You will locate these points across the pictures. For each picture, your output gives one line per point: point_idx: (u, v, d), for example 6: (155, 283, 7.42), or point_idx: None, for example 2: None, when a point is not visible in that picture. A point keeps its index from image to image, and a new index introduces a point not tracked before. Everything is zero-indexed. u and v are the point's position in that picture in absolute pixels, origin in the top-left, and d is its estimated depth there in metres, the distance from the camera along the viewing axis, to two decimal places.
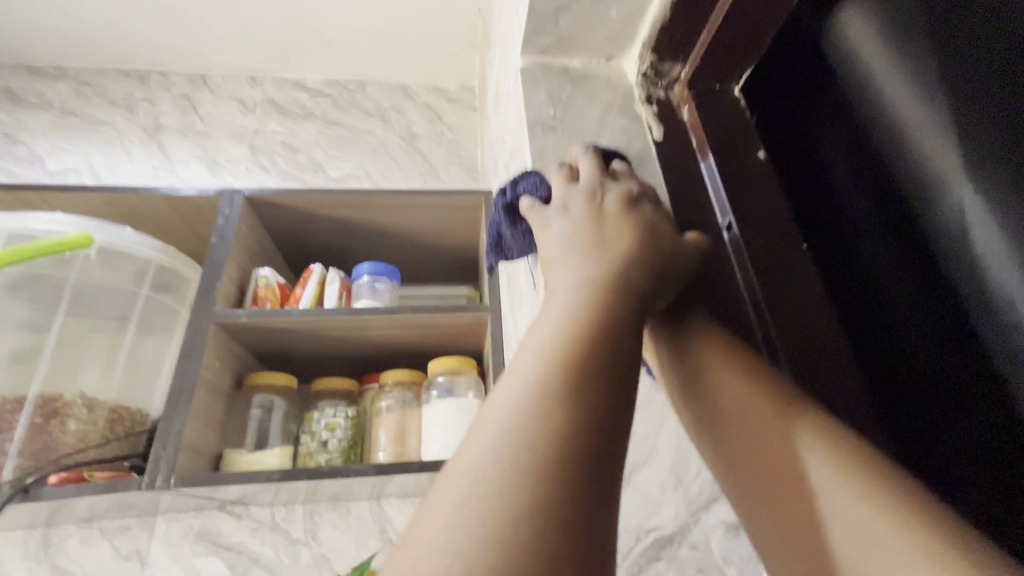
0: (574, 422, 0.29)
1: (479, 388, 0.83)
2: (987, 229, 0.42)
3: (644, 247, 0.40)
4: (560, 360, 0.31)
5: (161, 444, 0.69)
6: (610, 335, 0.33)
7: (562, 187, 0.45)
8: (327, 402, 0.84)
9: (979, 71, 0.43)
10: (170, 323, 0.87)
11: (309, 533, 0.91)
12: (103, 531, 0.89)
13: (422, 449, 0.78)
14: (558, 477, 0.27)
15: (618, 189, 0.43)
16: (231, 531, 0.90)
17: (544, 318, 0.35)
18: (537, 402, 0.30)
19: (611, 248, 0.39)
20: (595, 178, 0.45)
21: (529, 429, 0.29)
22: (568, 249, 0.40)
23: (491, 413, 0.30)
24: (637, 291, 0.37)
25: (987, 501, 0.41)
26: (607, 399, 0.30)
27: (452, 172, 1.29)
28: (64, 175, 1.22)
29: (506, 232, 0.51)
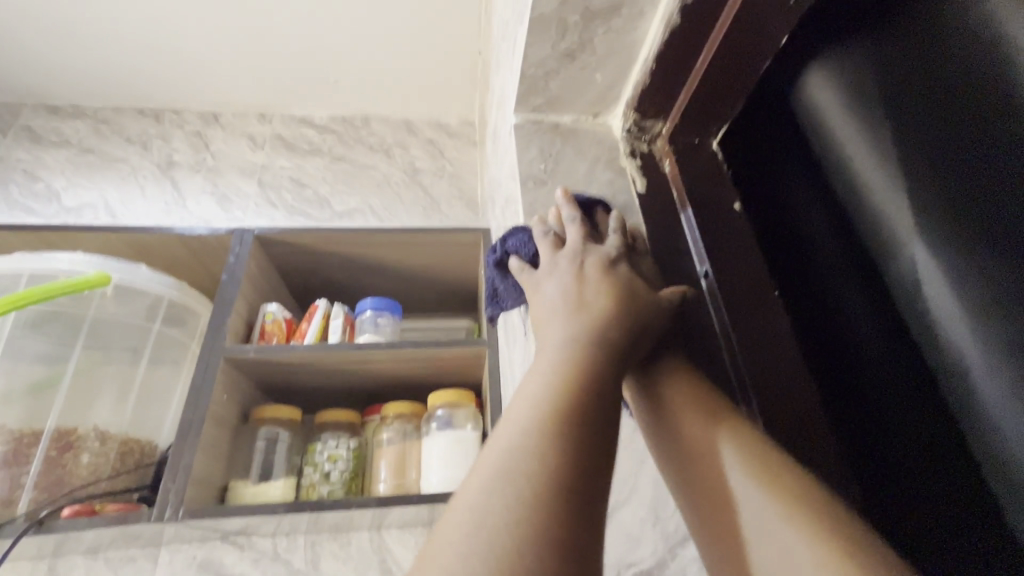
0: (567, 461, 0.32)
1: (478, 420, 0.86)
2: (937, 285, 0.47)
3: (623, 303, 0.44)
4: (551, 404, 0.35)
5: (170, 476, 0.72)
6: (595, 382, 0.37)
7: (548, 250, 0.50)
8: (330, 434, 0.87)
9: (925, 142, 0.48)
10: (180, 358, 0.90)
11: (310, 563, 0.92)
12: (109, 562, 0.91)
13: (421, 481, 0.81)
14: (553, 506, 0.30)
15: (596, 252, 0.48)
16: (233, 561, 0.92)
17: (535, 369, 0.39)
18: (532, 442, 0.33)
19: (591, 308, 0.43)
20: (579, 239, 0.50)
21: (527, 465, 0.32)
22: (552, 310, 0.44)
23: (492, 453, 0.34)
24: (617, 343, 0.41)
25: (944, 530, 0.46)
26: (594, 438, 0.34)
27: (453, 206, 1.34)
28: (80, 209, 1.27)
29: (499, 285, 0.56)
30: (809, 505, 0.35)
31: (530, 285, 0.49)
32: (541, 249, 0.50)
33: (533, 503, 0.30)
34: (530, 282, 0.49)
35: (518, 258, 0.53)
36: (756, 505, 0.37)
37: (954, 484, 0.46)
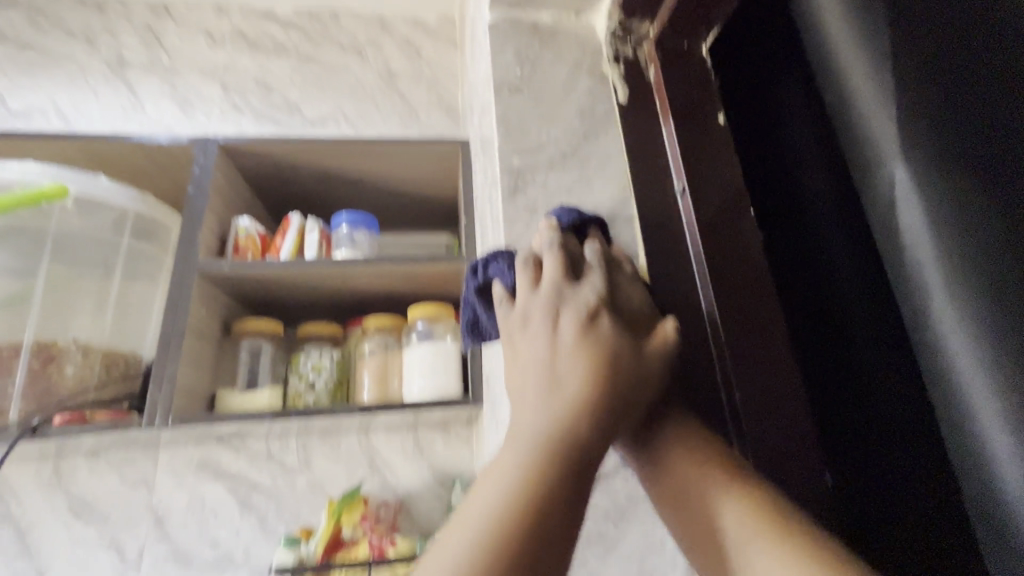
0: (531, 531, 0.34)
1: (457, 333, 0.88)
2: (911, 210, 0.50)
3: (600, 383, 0.40)
4: (528, 471, 0.37)
5: (156, 387, 0.74)
6: (560, 470, 0.37)
7: (525, 296, 0.45)
8: (313, 346, 0.89)
9: (920, 70, 0.49)
10: (154, 272, 0.89)
11: (303, 461, 0.99)
12: (110, 463, 0.96)
13: (403, 390, 0.84)
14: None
15: (575, 305, 0.43)
16: (230, 461, 0.98)
17: (500, 461, 0.38)
18: (503, 510, 0.35)
19: (564, 396, 0.40)
20: (556, 281, 0.44)
21: (492, 532, 0.34)
22: (527, 385, 0.41)
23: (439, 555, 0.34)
24: (588, 435, 0.39)
25: None
26: (558, 511, 0.36)
27: (432, 114, 1.26)
28: (29, 114, 1.18)
29: (482, 317, 0.51)
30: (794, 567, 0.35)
31: (505, 337, 0.45)
32: (516, 292, 0.46)
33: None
34: (504, 330, 0.45)
35: (497, 291, 0.48)
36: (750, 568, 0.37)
37: None
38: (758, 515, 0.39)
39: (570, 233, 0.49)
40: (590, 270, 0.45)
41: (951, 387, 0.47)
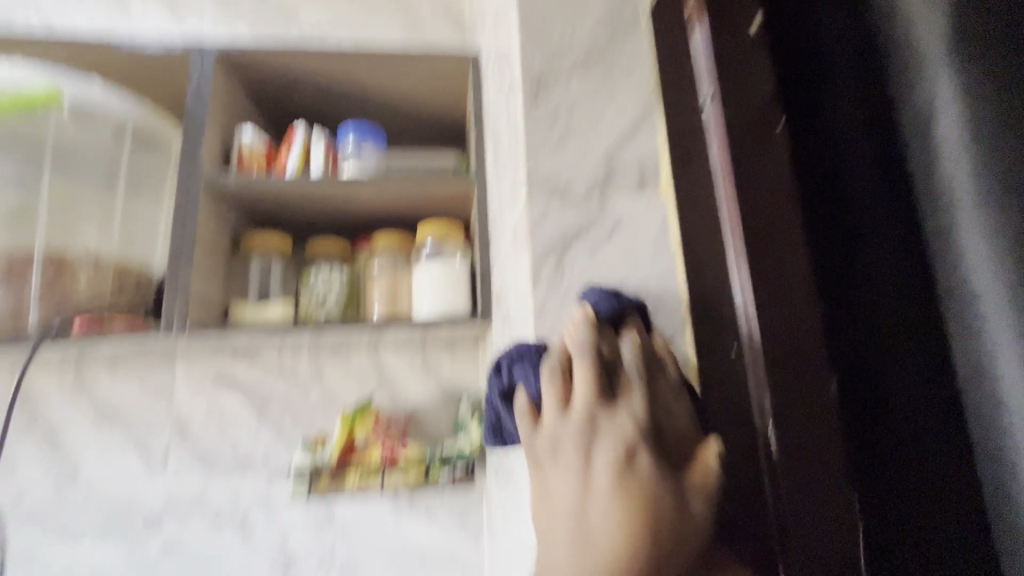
0: None
1: (465, 254, 0.88)
2: (951, 118, 0.39)
3: (637, 537, 0.35)
4: None
5: (171, 295, 0.75)
6: None
7: (553, 415, 0.41)
8: (322, 263, 0.89)
9: None
10: (159, 185, 0.88)
11: (314, 375, 1.02)
12: (129, 371, 0.99)
13: (413, 308, 0.86)
14: None
15: (610, 438, 0.38)
16: (245, 373, 1.02)
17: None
18: None
19: (593, 551, 0.35)
20: (590, 411, 0.40)
21: None
22: (555, 525, 0.37)
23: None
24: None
25: (902, 393, 0.43)
26: None
27: (438, 24, 1.18)
28: (8, 11, 1.10)
29: (505, 419, 0.49)
30: None
31: (531, 461, 0.42)
32: (544, 413, 0.42)
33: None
34: (530, 451, 0.42)
35: (524, 403, 0.44)
36: None
37: (920, 366, 0.43)
38: None
39: (607, 340, 0.44)
40: (627, 397, 0.41)
41: (967, 343, 0.39)
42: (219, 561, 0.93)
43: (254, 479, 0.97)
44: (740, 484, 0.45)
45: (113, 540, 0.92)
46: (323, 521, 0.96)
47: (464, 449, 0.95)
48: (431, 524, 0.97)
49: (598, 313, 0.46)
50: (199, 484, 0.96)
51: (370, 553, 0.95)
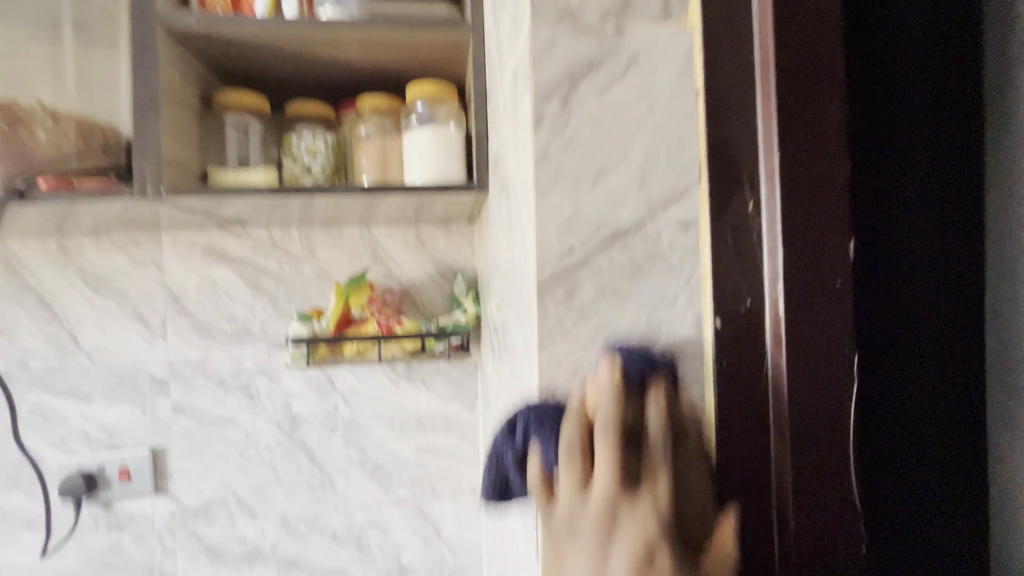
0: None
1: (460, 119, 0.81)
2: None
3: None
4: None
5: (141, 155, 0.69)
6: None
7: (573, 485, 0.38)
8: (303, 126, 0.82)
9: None
10: (111, 32, 0.77)
11: (306, 250, 1.01)
12: (115, 243, 0.97)
13: (404, 175, 0.81)
14: None
15: (631, 528, 0.36)
16: (235, 247, 1.00)
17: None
18: None
19: None
20: (611, 493, 0.37)
21: None
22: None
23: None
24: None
25: (920, 297, 0.44)
26: None
27: None
28: None
29: (516, 487, 0.44)
30: None
31: (547, 533, 0.39)
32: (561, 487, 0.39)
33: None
34: (546, 525, 0.39)
35: (538, 467, 0.41)
36: None
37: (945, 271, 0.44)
38: None
39: (630, 408, 0.40)
40: (650, 475, 0.38)
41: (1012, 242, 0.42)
42: (228, 422, 0.98)
43: (254, 349, 0.99)
44: (740, 350, 0.43)
45: (122, 401, 0.95)
46: (325, 387, 1.00)
47: (459, 321, 0.95)
48: (428, 393, 1.02)
49: (626, 372, 0.41)
50: (200, 351, 0.98)
51: (371, 416, 1.01)
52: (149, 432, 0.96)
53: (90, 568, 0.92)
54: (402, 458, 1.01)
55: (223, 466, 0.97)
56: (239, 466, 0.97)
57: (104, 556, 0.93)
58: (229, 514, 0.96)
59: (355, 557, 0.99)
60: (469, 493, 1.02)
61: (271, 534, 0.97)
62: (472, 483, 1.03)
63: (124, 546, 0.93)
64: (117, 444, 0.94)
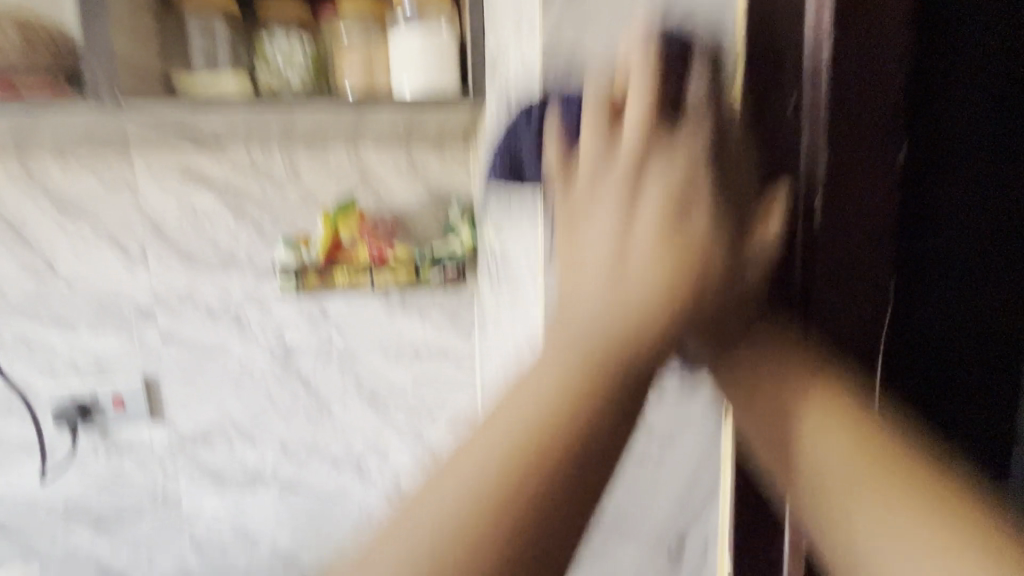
0: (545, 491, 0.24)
1: (453, 20, 0.72)
2: None
3: (677, 284, 0.27)
4: (535, 442, 0.25)
5: (94, 57, 0.62)
6: (584, 415, 0.25)
7: (602, 142, 0.28)
8: (277, 26, 0.73)
9: None
10: None
11: (290, 172, 0.94)
12: (81, 162, 0.89)
13: (393, 84, 0.72)
14: (510, 519, 0.24)
15: (665, 176, 0.27)
16: (212, 168, 0.93)
17: (553, 347, 0.27)
18: (492, 488, 0.24)
19: (628, 290, 0.27)
20: (644, 158, 0.28)
21: (473, 501, 0.24)
22: (590, 256, 0.28)
23: (462, 460, 0.26)
24: (678, 307, 0.27)
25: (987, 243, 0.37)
26: (575, 495, 0.25)
27: None
28: None
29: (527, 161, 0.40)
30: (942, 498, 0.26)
31: (562, 196, 0.30)
32: (583, 142, 0.29)
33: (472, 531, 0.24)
34: (563, 187, 0.30)
35: (557, 146, 0.32)
36: (842, 466, 0.29)
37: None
38: (873, 429, 0.29)
39: (669, 82, 0.29)
40: (694, 139, 0.28)
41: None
42: (220, 351, 0.96)
43: (240, 277, 0.95)
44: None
45: (108, 330, 0.92)
46: (317, 317, 0.97)
47: (456, 251, 0.92)
48: (424, 323, 1.00)
49: (664, 44, 0.29)
50: (184, 280, 0.94)
51: (366, 346, 0.99)
52: (140, 362, 0.94)
53: (93, 491, 0.94)
54: (399, 386, 1.01)
55: (218, 395, 0.96)
56: (234, 394, 0.97)
57: (106, 480, 0.94)
58: (228, 441, 0.97)
59: (355, 480, 1.01)
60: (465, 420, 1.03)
61: (271, 459, 0.98)
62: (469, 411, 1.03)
63: (125, 470, 0.94)
64: (108, 374, 0.93)
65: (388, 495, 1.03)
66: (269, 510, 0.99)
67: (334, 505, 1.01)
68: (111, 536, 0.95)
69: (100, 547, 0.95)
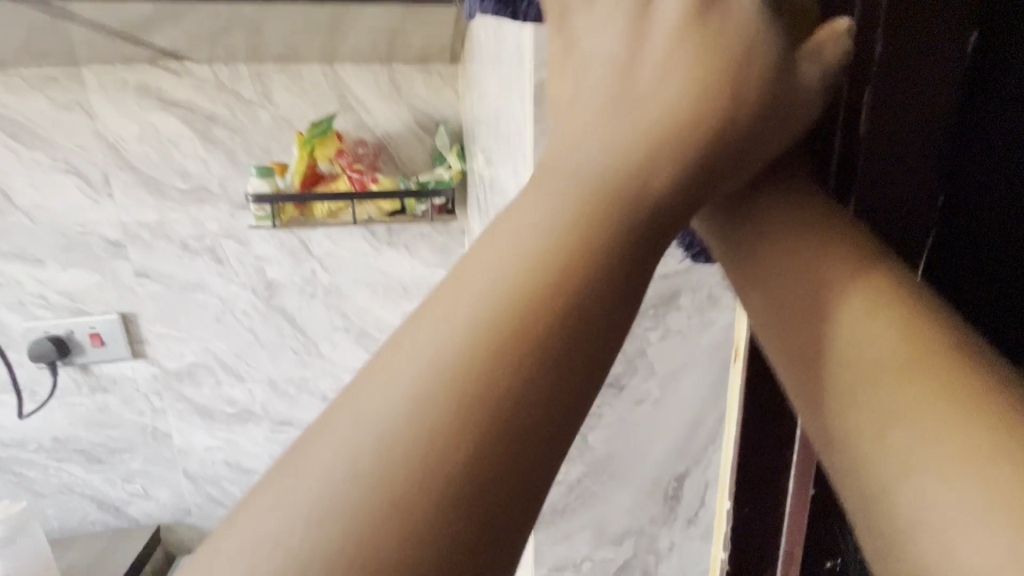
0: (500, 379, 0.19)
1: None
2: None
3: (698, 103, 0.24)
4: (500, 306, 0.20)
5: None
6: (561, 277, 0.20)
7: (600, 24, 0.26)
8: None
9: None
10: None
11: (261, 93, 0.86)
12: (27, 81, 0.81)
13: None
14: (444, 425, 0.18)
15: None
16: (174, 89, 0.84)
17: (534, 197, 0.22)
18: (434, 367, 0.19)
19: (638, 111, 0.24)
20: (645, 21, 0.26)
21: (407, 392, 0.19)
22: (587, 116, 0.25)
23: (406, 343, 0.20)
24: (676, 159, 0.24)
25: None
26: (533, 383, 0.19)
27: None
28: None
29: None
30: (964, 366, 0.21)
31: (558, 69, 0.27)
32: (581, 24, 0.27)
33: (395, 434, 0.18)
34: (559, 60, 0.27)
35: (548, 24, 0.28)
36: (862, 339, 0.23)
37: None
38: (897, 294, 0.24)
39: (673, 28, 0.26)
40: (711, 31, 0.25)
41: None
42: (198, 287, 0.92)
43: (215, 210, 0.89)
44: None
45: (77, 265, 0.88)
46: (300, 252, 0.93)
47: (443, 179, 0.86)
48: (412, 259, 0.96)
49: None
50: (154, 212, 0.88)
51: (353, 282, 0.95)
52: (114, 298, 0.90)
53: (81, 427, 0.93)
54: (388, 323, 0.98)
55: (201, 332, 0.93)
56: (217, 331, 0.94)
57: (93, 417, 0.93)
58: (214, 377, 0.95)
59: None
60: None
61: (260, 396, 0.97)
62: None
63: (111, 406, 0.93)
64: (82, 310, 0.89)
65: None
66: (261, 445, 0.99)
67: None
68: (104, 470, 0.95)
69: (94, 480, 0.95)
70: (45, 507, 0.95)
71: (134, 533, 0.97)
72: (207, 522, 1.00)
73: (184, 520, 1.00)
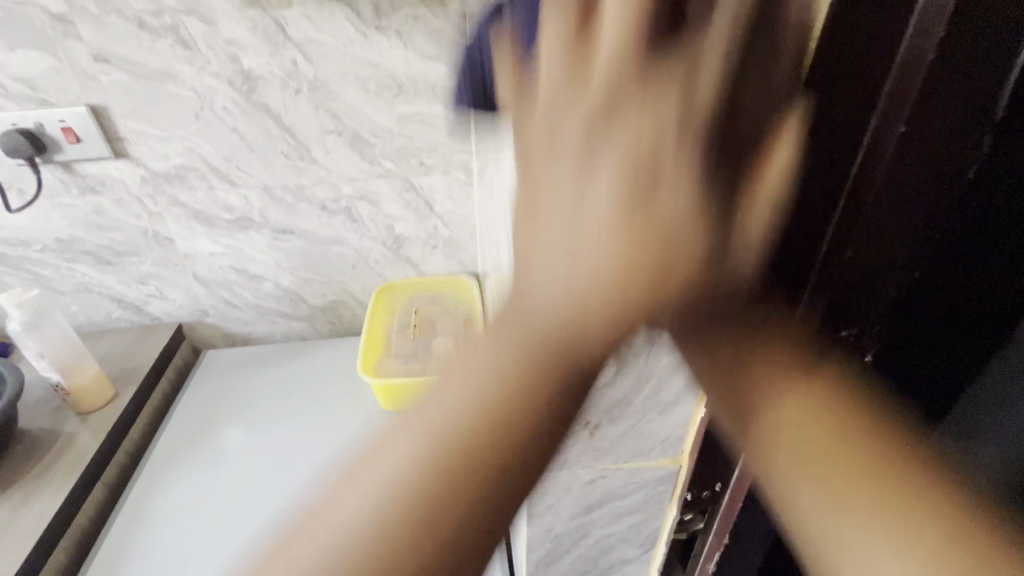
0: (431, 487, 0.29)
1: None
2: None
3: (635, 262, 0.27)
4: (435, 461, 0.29)
5: None
6: (518, 407, 0.29)
7: (602, 90, 0.27)
8: None
9: None
10: None
11: None
12: None
13: None
14: (433, 499, 0.28)
15: (628, 134, 0.27)
16: None
17: (483, 350, 0.30)
18: (414, 473, 0.29)
19: (573, 285, 0.28)
20: (594, 154, 0.28)
21: (396, 490, 0.28)
22: (552, 253, 0.29)
23: (370, 462, 0.29)
24: (606, 337, 0.29)
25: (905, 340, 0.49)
26: (477, 484, 0.29)
27: None
28: None
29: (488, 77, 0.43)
30: (879, 450, 0.31)
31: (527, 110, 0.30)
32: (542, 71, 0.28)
33: (389, 549, 0.28)
34: (520, 152, 0.31)
35: (513, 71, 0.31)
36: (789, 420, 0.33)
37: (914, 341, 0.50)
38: (837, 387, 0.32)
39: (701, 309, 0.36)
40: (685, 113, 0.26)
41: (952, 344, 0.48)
42: (168, 77, 0.81)
43: None
44: None
45: (26, 43, 0.77)
46: (275, 35, 0.80)
47: None
48: (406, 50, 0.83)
49: None
50: None
51: (340, 74, 0.84)
52: (78, 87, 0.80)
53: (81, 228, 0.92)
54: (383, 127, 0.89)
55: (181, 130, 0.86)
56: (199, 130, 0.86)
57: (90, 218, 0.91)
58: (206, 181, 0.91)
59: (348, 227, 0.98)
60: (460, 169, 0.95)
61: (256, 202, 0.94)
62: (464, 158, 0.94)
63: (105, 208, 0.90)
64: (46, 100, 0.81)
65: (384, 242, 1.01)
66: (265, 252, 0.99)
67: (330, 249, 1.00)
68: (116, 271, 0.97)
69: (109, 281, 0.98)
70: (68, 303, 0.99)
71: (158, 329, 1.02)
72: (226, 322, 1.06)
73: (204, 320, 1.05)
